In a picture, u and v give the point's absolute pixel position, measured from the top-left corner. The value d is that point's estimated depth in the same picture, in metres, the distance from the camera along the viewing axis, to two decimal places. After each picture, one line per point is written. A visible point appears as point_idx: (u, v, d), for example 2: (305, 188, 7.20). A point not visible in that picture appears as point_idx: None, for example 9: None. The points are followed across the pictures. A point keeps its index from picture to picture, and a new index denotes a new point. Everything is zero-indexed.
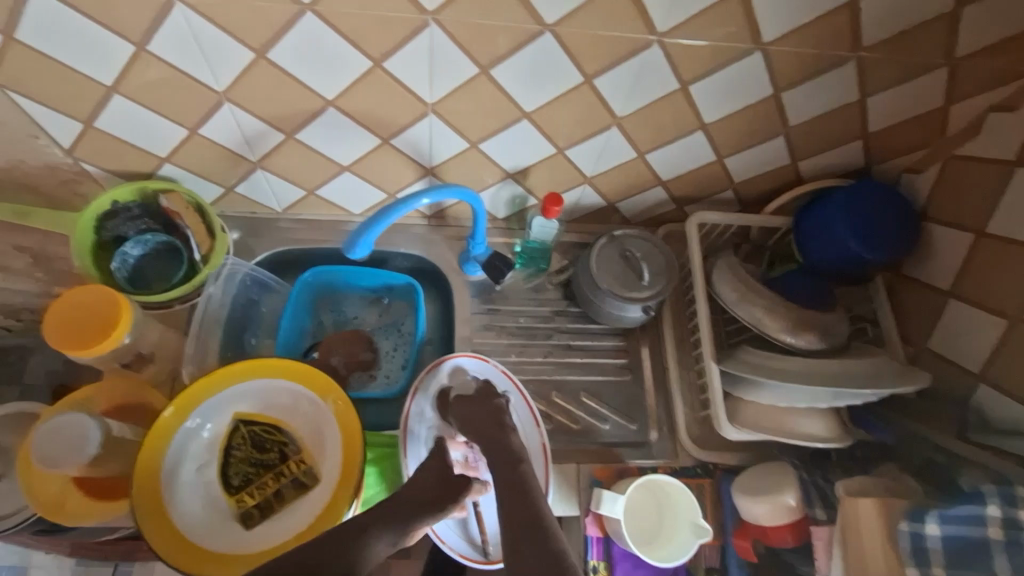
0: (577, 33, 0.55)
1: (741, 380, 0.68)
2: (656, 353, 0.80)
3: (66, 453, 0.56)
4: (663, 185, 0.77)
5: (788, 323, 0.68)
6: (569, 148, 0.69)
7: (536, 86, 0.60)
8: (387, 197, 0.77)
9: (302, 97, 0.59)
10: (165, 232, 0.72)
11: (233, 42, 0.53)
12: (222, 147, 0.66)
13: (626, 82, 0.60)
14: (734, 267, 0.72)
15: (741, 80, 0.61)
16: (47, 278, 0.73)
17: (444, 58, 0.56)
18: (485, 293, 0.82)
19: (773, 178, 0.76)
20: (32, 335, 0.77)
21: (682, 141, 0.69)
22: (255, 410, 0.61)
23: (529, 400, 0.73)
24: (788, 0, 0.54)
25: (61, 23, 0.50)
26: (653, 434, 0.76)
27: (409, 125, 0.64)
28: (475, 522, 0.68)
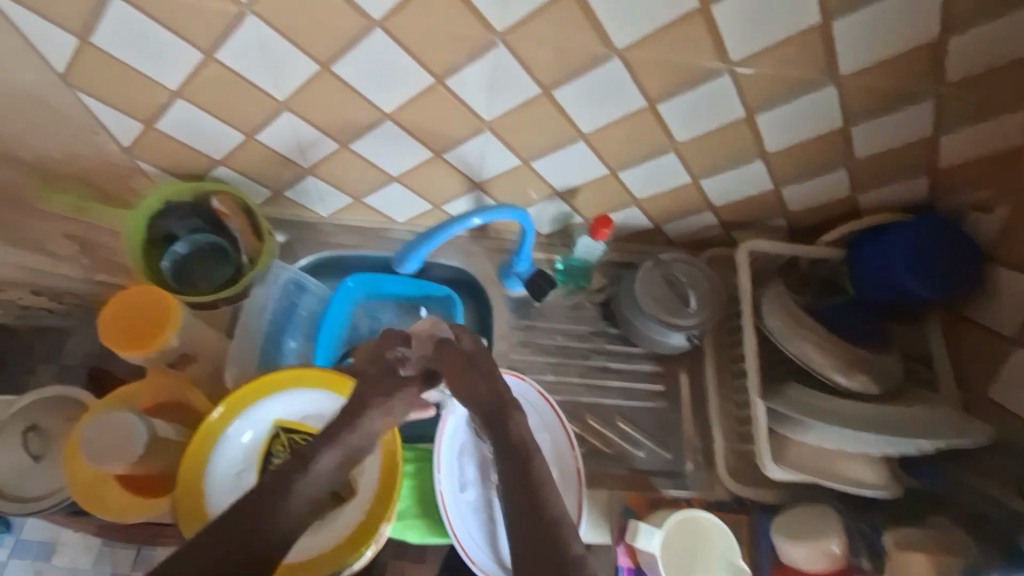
0: (647, 58, 0.52)
1: (786, 417, 0.66)
2: (695, 380, 0.78)
3: (114, 451, 0.57)
4: (713, 211, 0.75)
5: (839, 362, 0.65)
6: (621, 170, 0.68)
7: (596, 108, 0.58)
8: (432, 208, 0.76)
9: (360, 109, 0.59)
10: (213, 232, 0.72)
11: (300, 54, 0.53)
12: (276, 152, 0.67)
13: (689, 108, 0.58)
14: (784, 297, 0.70)
15: (810, 111, 0.58)
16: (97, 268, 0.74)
17: (507, 78, 0.55)
18: (522, 308, 0.80)
19: (830, 208, 0.73)
20: (73, 319, 0.79)
21: (740, 169, 0.67)
22: (296, 418, 0.62)
23: (565, 423, 0.72)
24: (873, 34, 0.50)
25: (135, 29, 0.51)
26: (688, 463, 0.74)
27: (462, 140, 0.64)
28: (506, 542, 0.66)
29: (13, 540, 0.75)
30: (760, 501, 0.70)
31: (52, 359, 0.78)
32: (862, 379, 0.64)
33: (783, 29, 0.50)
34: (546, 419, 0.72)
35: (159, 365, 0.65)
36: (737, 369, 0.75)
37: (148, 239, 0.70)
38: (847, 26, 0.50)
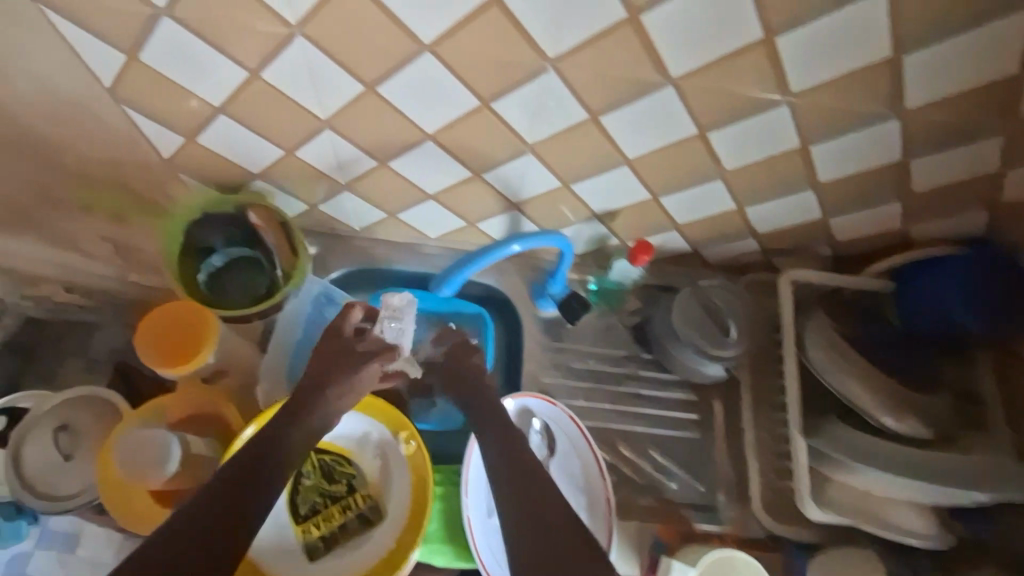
0: (702, 88, 0.50)
1: (830, 457, 0.64)
2: (730, 409, 0.76)
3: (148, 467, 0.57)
4: (756, 237, 0.72)
5: (886, 403, 0.63)
6: (663, 196, 0.66)
7: (644, 135, 0.56)
8: (466, 225, 0.75)
9: (403, 129, 0.58)
10: (248, 245, 0.73)
11: (347, 75, 0.52)
12: (315, 168, 0.66)
13: (741, 137, 0.55)
14: (827, 329, 0.68)
15: (869, 144, 0.56)
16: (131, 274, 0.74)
17: (555, 103, 0.53)
18: (553, 329, 0.79)
19: (879, 238, 0.70)
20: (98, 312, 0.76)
21: (789, 198, 0.64)
22: (326, 439, 0.61)
23: (596, 449, 0.70)
24: (947, 70, 0.47)
25: (184, 47, 0.50)
26: (721, 496, 0.72)
27: (504, 162, 0.62)
28: None
29: (38, 530, 0.71)
30: (794, 538, 0.68)
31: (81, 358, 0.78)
32: (913, 423, 0.62)
33: (848, 62, 0.47)
34: (576, 444, 0.71)
35: (191, 378, 0.65)
36: (775, 401, 0.72)
37: (186, 250, 0.70)
38: (918, 62, 0.47)
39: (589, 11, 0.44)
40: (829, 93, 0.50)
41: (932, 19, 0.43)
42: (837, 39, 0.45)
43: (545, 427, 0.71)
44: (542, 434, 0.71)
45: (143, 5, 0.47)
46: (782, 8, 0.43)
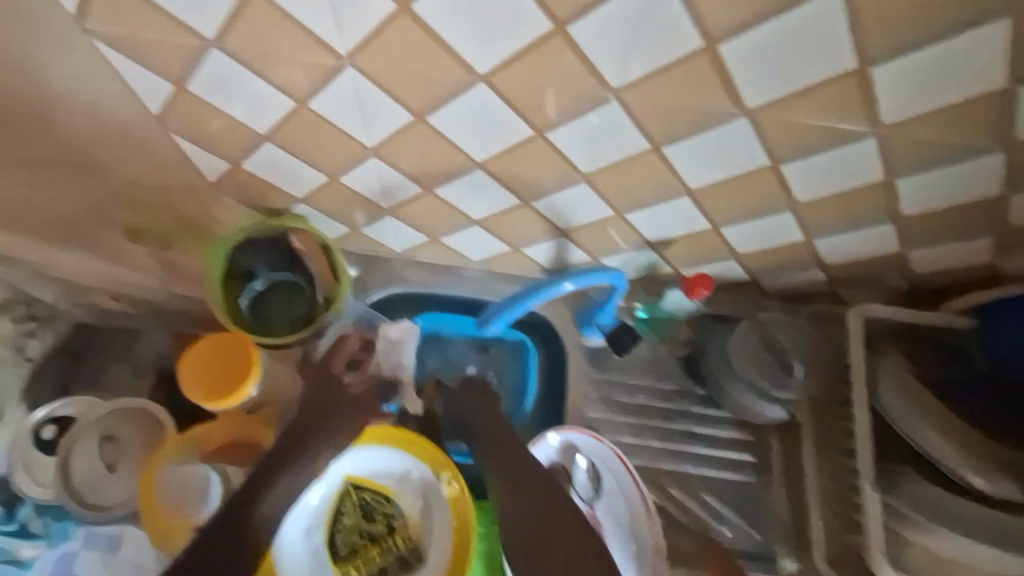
0: (780, 119, 0.46)
1: (903, 514, 0.60)
2: (790, 450, 0.71)
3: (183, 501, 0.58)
4: (823, 269, 0.67)
5: (971, 459, 0.57)
6: (724, 226, 0.61)
7: (709, 166, 0.52)
8: (510, 250, 0.72)
9: (451, 158, 0.56)
10: (289, 268, 0.71)
11: (396, 105, 0.50)
12: (358, 193, 0.64)
13: (818, 168, 0.51)
14: (903, 374, 0.62)
15: (965, 177, 0.50)
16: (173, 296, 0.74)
17: (615, 133, 0.50)
18: (598, 360, 0.75)
19: (964, 272, 0.64)
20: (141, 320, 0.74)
21: (866, 231, 0.59)
22: (366, 476, 0.59)
23: (645, 491, 0.65)
24: None
25: (231, 79, 0.49)
26: (780, 547, 0.68)
27: (555, 190, 0.59)
28: None
29: (83, 531, 0.66)
30: None
31: None
32: (1004, 484, 0.56)
33: (951, 93, 0.42)
34: (623, 484, 0.66)
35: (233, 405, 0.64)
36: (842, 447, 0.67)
37: (228, 275, 0.68)
38: None
39: (661, 40, 0.40)
40: (924, 125, 0.45)
41: None
42: (942, 68, 0.40)
43: (591, 464, 0.68)
44: (587, 471, 0.68)
45: (192, 37, 0.45)
46: (881, 36, 0.38)
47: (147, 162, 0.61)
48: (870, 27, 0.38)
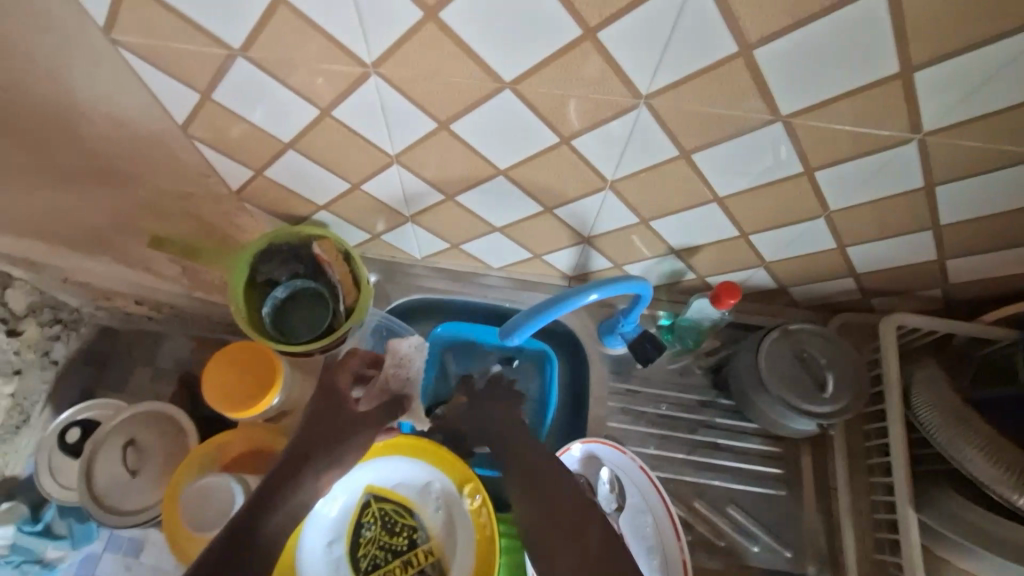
0: (816, 125, 0.44)
1: (946, 537, 0.57)
2: (821, 465, 0.69)
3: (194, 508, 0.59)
4: (855, 277, 0.65)
5: (1015, 476, 0.52)
6: (753, 234, 0.59)
7: (738, 174, 0.51)
8: (532, 257, 0.71)
9: (474, 166, 0.55)
10: (312, 278, 0.71)
11: (420, 114, 0.49)
12: (380, 201, 0.64)
13: (853, 176, 0.49)
14: (939, 389, 0.60)
15: (1011, 185, 0.48)
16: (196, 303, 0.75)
17: (642, 141, 0.49)
18: (621, 369, 0.74)
19: (1008, 282, 0.61)
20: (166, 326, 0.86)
21: (902, 239, 0.57)
22: (388, 488, 0.58)
23: (669, 505, 0.64)
24: None
25: (256, 88, 0.49)
26: (811, 567, 0.65)
27: (579, 197, 0.58)
28: None
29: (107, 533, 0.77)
30: None
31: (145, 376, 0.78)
32: None
33: (1000, 97, 0.40)
34: (646, 497, 0.66)
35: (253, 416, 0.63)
36: (873, 464, 0.66)
37: (250, 285, 0.68)
38: None
39: (695, 44, 0.39)
40: (969, 131, 0.43)
41: None
42: (992, 72, 0.38)
43: (613, 477, 0.67)
44: (610, 484, 0.67)
45: (218, 46, 0.45)
46: (926, 38, 0.36)
47: (170, 171, 0.61)
48: (916, 30, 0.36)
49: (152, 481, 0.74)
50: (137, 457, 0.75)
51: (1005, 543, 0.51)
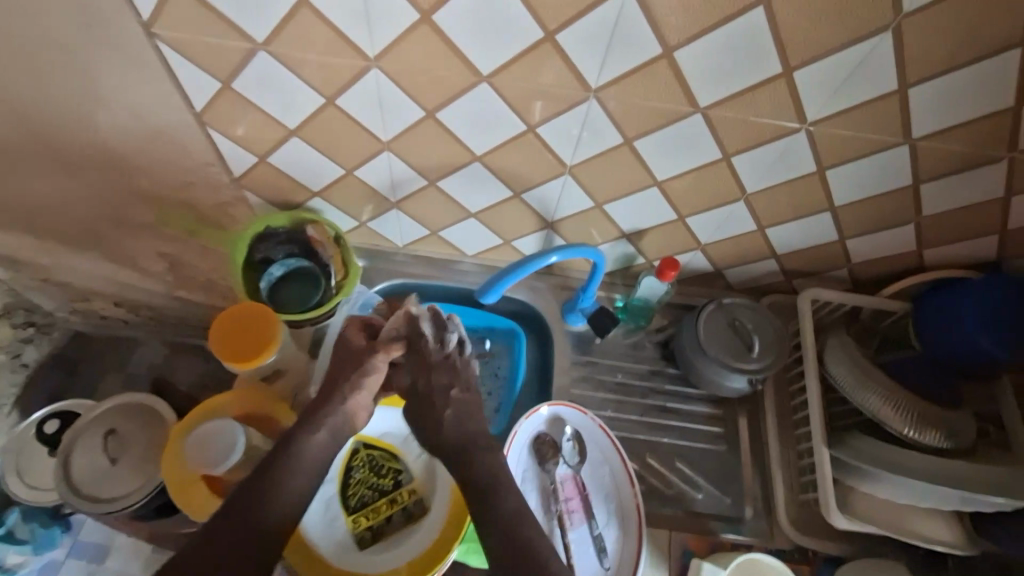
0: (728, 115, 0.56)
1: (852, 467, 0.66)
2: (754, 424, 0.79)
3: (198, 455, 0.61)
4: (776, 259, 0.76)
5: (910, 417, 0.64)
6: (689, 216, 0.71)
7: (673, 160, 0.62)
8: (502, 242, 0.80)
9: (455, 152, 0.65)
10: (305, 258, 0.79)
11: (411, 103, 0.59)
12: (370, 187, 0.73)
13: (761, 162, 0.61)
14: (850, 348, 0.70)
15: (883, 170, 0.60)
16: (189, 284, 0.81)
17: (595, 129, 0.60)
18: (582, 343, 0.83)
19: (898, 262, 0.73)
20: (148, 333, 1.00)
21: (808, 220, 0.68)
22: (376, 436, 0.65)
23: (625, 458, 0.72)
24: (946, 103, 0.52)
25: (272, 78, 0.58)
26: (748, 510, 0.74)
27: (543, 182, 0.68)
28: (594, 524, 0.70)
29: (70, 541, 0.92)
30: (821, 550, 0.70)
31: (123, 369, 1.04)
32: (932, 436, 0.63)
33: (858, 96, 0.53)
34: (605, 451, 0.73)
35: (252, 378, 0.68)
36: (798, 419, 0.76)
37: (249, 263, 0.76)
38: (923, 93, 0.52)
39: (630, 47, 0.51)
40: (840, 122, 0.55)
41: (935, 60, 0.49)
42: (848, 73, 0.51)
43: (577, 434, 0.74)
44: (573, 441, 0.74)
45: (243, 40, 0.55)
46: (799, 48, 0.49)
47: (181, 155, 0.69)
48: (790, 40, 0.49)
49: (130, 468, 0.83)
50: (116, 444, 0.85)
51: (906, 466, 0.62)
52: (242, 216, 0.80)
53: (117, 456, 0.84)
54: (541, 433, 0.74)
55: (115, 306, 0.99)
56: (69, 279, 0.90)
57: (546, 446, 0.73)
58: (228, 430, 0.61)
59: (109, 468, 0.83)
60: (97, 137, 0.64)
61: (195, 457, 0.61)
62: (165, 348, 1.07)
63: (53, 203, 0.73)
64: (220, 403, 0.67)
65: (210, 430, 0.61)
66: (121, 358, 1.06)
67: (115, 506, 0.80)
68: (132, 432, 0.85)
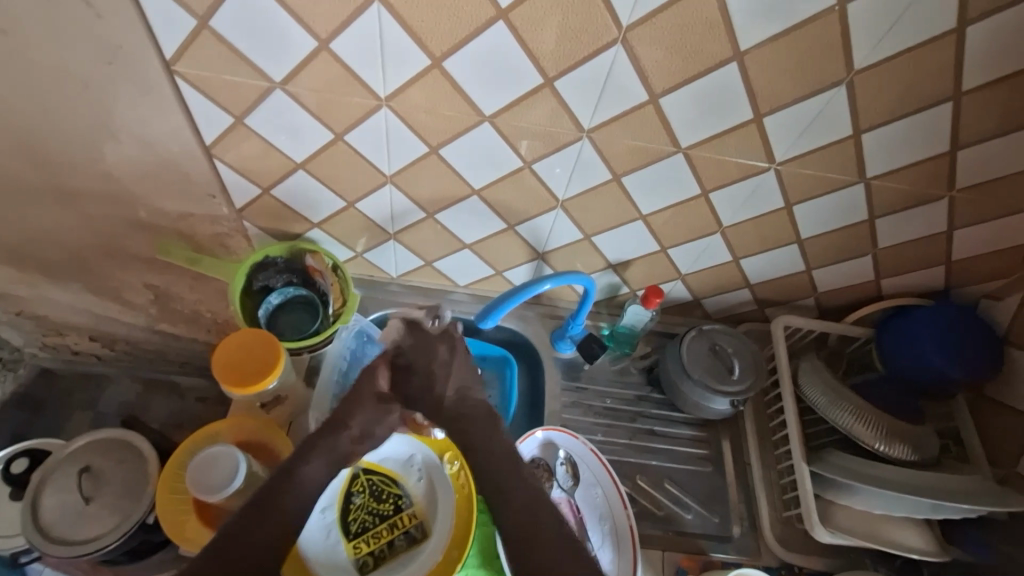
0: (706, 156, 0.62)
1: (830, 482, 0.70)
2: (737, 445, 0.83)
3: (195, 482, 0.59)
4: (750, 288, 0.82)
5: (879, 432, 0.69)
6: (671, 248, 0.76)
7: (656, 195, 0.68)
8: (493, 273, 0.84)
9: (454, 186, 0.69)
10: (303, 287, 0.81)
11: (416, 140, 0.63)
12: (369, 219, 0.76)
13: (735, 198, 0.67)
14: (821, 369, 0.75)
15: (842, 206, 0.67)
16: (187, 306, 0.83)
17: (587, 166, 0.65)
18: (572, 370, 0.86)
19: (859, 291, 0.80)
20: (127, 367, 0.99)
21: (778, 252, 0.75)
22: (376, 461, 0.67)
23: (617, 481, 0.74)
24: (893, 148, 0.60)
25: (284, 115, 0.62)
26: (735, 529, 0.77)
27: (536, 215, 0.73)
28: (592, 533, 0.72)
29: None
30: (806, 566, 0.73)
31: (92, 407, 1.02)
32: (901, 449, 0.68)
33: (820, 140, 0.60)
34: (597, 473, 0.75)
35: (252, 407, 0.70)
36: (776, 438, 0.80)
37: (248, 291, 0.77)
38: (874, 139, 0.59)
39: (620, 94, 0.57)
40: (805, 163, 0.62)
41: (884, 111, 0.56)
42: (809, 121, 0.58)
43: (570, 459, 0.76)
44: (566, 465, 0.76)
45: (262, 80, 0.59)
46: (767, 99, 0.56)
47: (183, 187, 0.70)
48: (758, 91, 0.55)
49: (103, 508, 0.79)
50: (92, 483, 0.82)
51: (879, 478, 0.66)
52: (238, 247, 0.82)
53: (92, 495, 0.81)
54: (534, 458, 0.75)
55: (92, 340, 0.97)
56: (47, 311, 0.89)
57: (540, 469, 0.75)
58: (228, 457, 0.60)
59: (83, 508, 0.79)
60: (100, 168, 0.65)
61: (193, 484, 0.59)
62: (140, 384, 1.04)
63: (44, 233, 0.73)
64: (220, 430, 0.67)
65: (209, 455, 0.60)
66: (93, 397, 1.03)
67: (90, 549, 0.76)
68: (108, 469, 0.82)
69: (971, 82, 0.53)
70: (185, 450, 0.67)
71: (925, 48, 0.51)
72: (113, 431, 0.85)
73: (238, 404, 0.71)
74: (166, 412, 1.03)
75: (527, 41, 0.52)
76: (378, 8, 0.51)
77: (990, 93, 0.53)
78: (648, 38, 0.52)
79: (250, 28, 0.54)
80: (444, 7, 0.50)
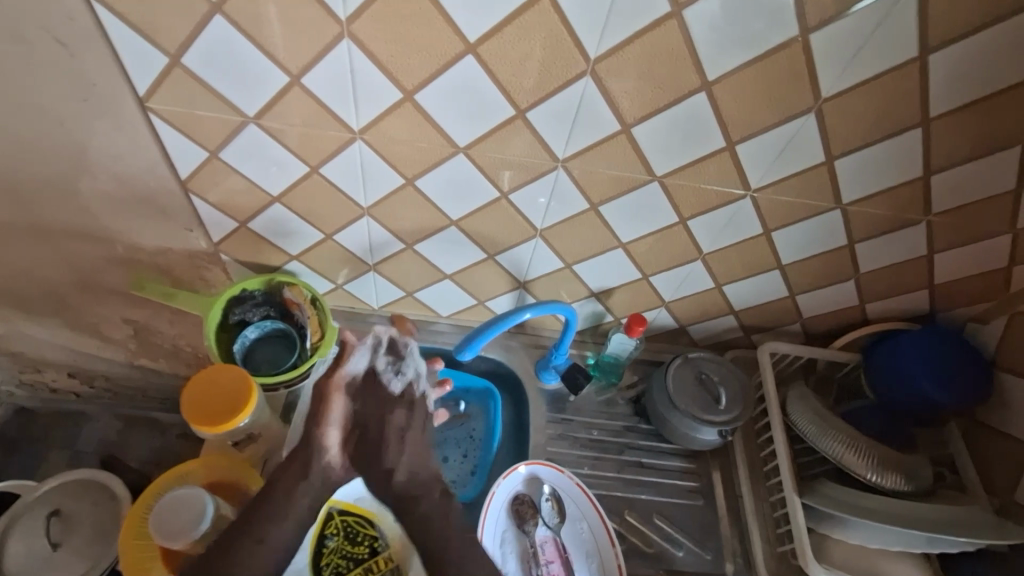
0: (683, 184, 0.62)
1: (823, 514, 0.68)
2: (729, 477, 0.81)
3: (161, 526, 0.56)
4: (734, 315, 0.81)
5: (872, 461, 0.67)
6: (652, 275, 0.75)
7: (635, 222, 0.68)
8: (475, 303, 0.83)
9: (432, 217, 0.69)
10: (281, 319, 0.79)
11: (392, 172, 0.63)
12: (347, 251, 0.75)
13: (715, 226, 0.67)
14: (809, 398, 0.73)
15: (821, 231, 0.67)
16: (178, 327, 0.85)
17: (563, 196, 0.65)
18: (557, 402, 0.84)
19: (845, 317, 0.79)
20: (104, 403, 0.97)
21: (762, 277, 0.74)
22: (351, 500, 0.64)
23: (604, 516, 0.72)
24: (868, 173, 0.60)
25: (260, 151, 0.62)
26: (729, 565, 0.75)
27: (515, 244, 0.72)
28: (579, 555, 0.71)
29: None
30: None
31: (69, 446, 0.99)
32: (896, 480, 0.67)
33: (795, 165, 0.60)
34: (583, 509, 0.73)
35: (223, 445, 0.68)
36: (767, 470, 0.78)
37: (223, 325, 0.76)
38: (846, 165, 0.59)
39: (593, 124, 0.57)
40: (780, 190, 0.62)
41: (855, 137, 0.56)
42: (780, 148, 0.58)
43: (555, 494, 0.74)
44: (552, 501, 0.73)
45: (235, 114, 0.59)
46: (738, 128, 0.56)
47: (158, 222, 0.70)
48: (729, 120, 0.56)
49: (74, 553, 0.77)
50: (61, 529, 0.78)
51: (877, 511, 0.64)
52: (216, 280, 0.81)
53: (61, 540, 0.78)
54: (518, 496, 0.73)
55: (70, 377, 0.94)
56: (22, 348, 0.87)
57: (517, 504, 0.72)
58: (198, 499, 0.57)
59: (52, 554, 0.76)
60: (77, 205, 0.65)
61: (158, 529, 0.56)
62: (120, 421, 1.02)
63: (18, 269, 0.72)
64: (191, 470, 0.65)
65: (175, 497, 0.58)
66: (71, 437, 1.00)
67: None
68: (79, 513, 0.79)
69: (937, 110, 0.53)
70: (152, 491, 0.64)
71: (890, 76, 0.51)
72: (84, 472, 0.82)
73: (207, 443, 0.69)
74: (146, 451, 1.00)
75: (498, 74, 0.53)
76: (348, 43, 0.51)
77: (956, 119, 0.54)
78: (618, 69, 0.52)
79: (223, 67, 0.54)
80: (411, 42, 0.51)
